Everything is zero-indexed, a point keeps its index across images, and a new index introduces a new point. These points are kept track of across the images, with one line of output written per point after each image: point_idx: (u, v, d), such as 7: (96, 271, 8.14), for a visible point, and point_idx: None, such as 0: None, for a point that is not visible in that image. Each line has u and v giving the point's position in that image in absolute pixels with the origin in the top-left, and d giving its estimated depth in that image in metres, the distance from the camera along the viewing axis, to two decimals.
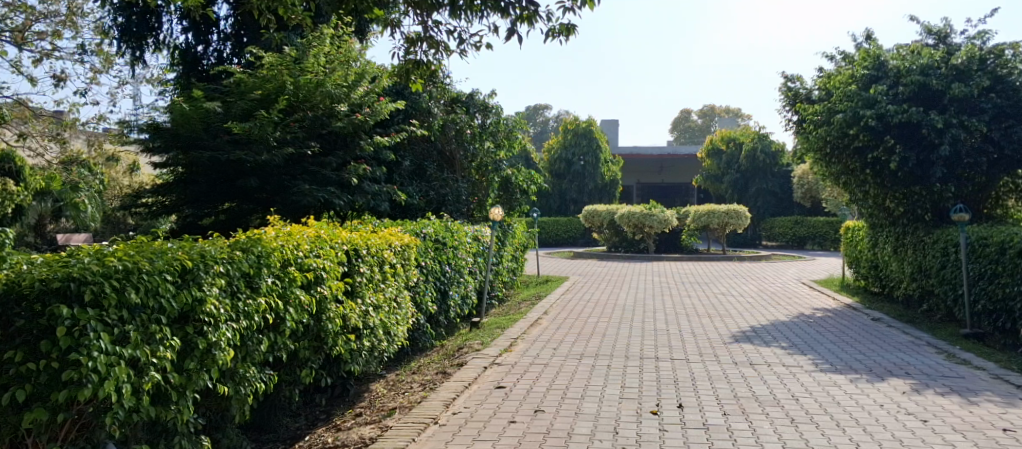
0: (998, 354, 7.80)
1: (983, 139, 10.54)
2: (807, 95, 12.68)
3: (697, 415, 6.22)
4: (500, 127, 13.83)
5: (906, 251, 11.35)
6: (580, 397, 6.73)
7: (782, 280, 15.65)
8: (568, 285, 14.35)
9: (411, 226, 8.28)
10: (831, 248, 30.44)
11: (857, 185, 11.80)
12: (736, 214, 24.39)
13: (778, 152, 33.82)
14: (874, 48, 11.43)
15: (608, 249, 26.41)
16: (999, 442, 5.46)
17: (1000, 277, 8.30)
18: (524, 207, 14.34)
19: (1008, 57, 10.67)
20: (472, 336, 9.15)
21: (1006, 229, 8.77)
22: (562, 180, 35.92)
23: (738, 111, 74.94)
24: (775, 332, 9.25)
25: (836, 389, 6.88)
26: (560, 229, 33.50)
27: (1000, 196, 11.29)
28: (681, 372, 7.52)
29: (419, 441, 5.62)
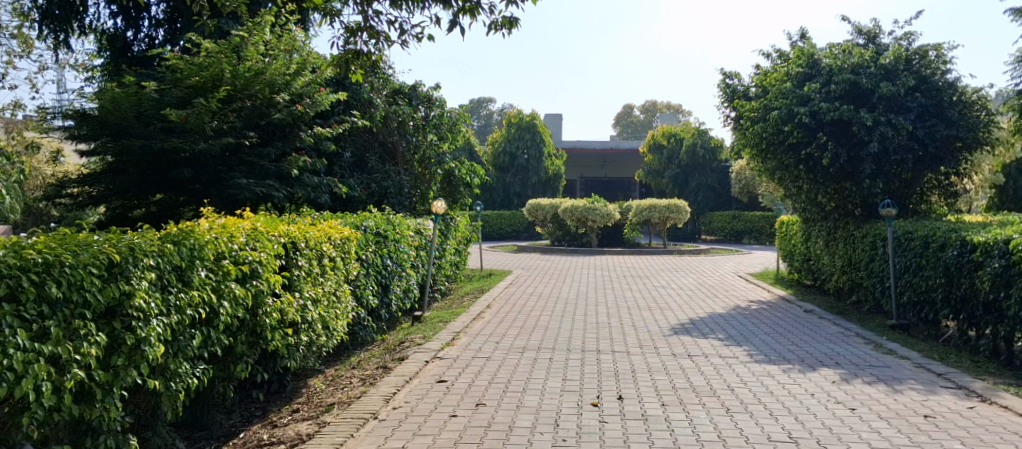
0: (921, 344, 8.14)
1: (909, 137, 10.95)
2: (744, 92, 12.94)
3: (636, 406, 6.31)
4: (444, 120, 13.73)
5: (836, 245, 11.69)
6: (522, 390, 6.76)
7: (719, 273, 15.96)
8: (511, 278, 14.37)
9: (352, 219, 8.18)
10: (766, 242, 31.36)
11: (791, 181, 12.04)
12: (676, 208, 24.85)
13: (717, 147, 34.57)
14: (807, 47, 11.71)
15: (551, 242, 26.47)
16: (921, 428, 5.69)
17: (924, 270, 8.66)
18: (467, 200, 14.30)
19: (932, 58, 11.22)
20: (413, 330, 9.09)
21: (930, 223, 9.12)
22: (505, 174, 35.98)
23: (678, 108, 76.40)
24: (713, 324, 9.43)
25: (769, 379, 7.07)
26: (504, 223, 33.57)
27: (924, 192, 11.75)
28: (621, 365, 7.61)
29: (358, 437, 5.55)
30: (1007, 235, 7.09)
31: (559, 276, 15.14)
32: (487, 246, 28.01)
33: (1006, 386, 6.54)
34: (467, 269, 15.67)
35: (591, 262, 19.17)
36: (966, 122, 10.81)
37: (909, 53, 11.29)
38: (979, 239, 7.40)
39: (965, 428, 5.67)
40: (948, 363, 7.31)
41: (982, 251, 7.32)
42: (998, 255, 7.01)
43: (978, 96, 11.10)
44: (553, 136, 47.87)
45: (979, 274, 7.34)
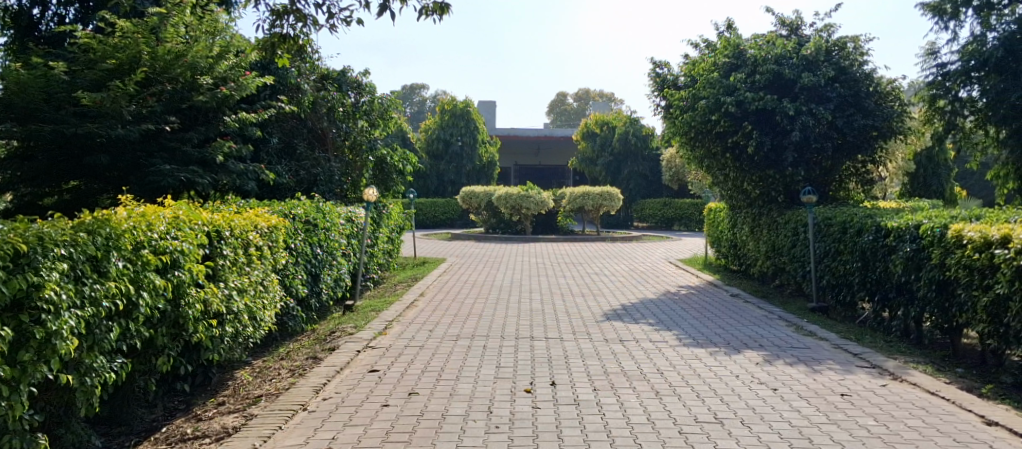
0: (838, 326, 8.48)
1: (829, 126, 11.36)
2: (673, 81, 13.15)
3: (568, 391, 6.38)
4: (374, 106, 13.51)
5: (760, 231, 12.04)
6: (455, 379, 6.75)
7: (650, 260, 16.28)
8: (445, 266, 14.31)
9: (280, 207, 8.00)
10: (696, 229, 32.14)
11: (718, 169, 12.34)
12: (609, 196, 25.21)
13: (649, 135, 35.20)
14: (734, 37, 11.96)
15: (485, 230, 26.47)
16: (838, 406, 5.92)
17: (842, 255, 9.01)
18: (400, 188, 14.14)
19: (850, 49, 11.65)
20: (344, 319, 8.96)
21: (848, 210, 9.47)
22: (439, 162, 35.77)
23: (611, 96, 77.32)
24: (644, 309, 9.62)
25: (696, 362, 7.24)
26: (437, 211, 33.50)
27: (843, 179, 12.20)
28: (554, 351, 7.67)
29: (286, 429, 5.44)
30: (917, 220, 7.52)
31: (493, 263, 15.18)
32: (423, 234, 27.81)
33: (916, 364, 6.88)
34: (399, 257, 15.54)
35: (524, 250, 19.27)
36: (880, 112, 11.31)
37: (829, 45, 11.70)
38: (892, 224, 7.79)
39: (878, 405, 5.94)
40: (863, 343, 7.63)
41: (895, 235, 7.72)
42: (910, 239, 7.45)
43: (891, 87, 11.64)
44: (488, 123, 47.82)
45: (893, 257, 7.72)
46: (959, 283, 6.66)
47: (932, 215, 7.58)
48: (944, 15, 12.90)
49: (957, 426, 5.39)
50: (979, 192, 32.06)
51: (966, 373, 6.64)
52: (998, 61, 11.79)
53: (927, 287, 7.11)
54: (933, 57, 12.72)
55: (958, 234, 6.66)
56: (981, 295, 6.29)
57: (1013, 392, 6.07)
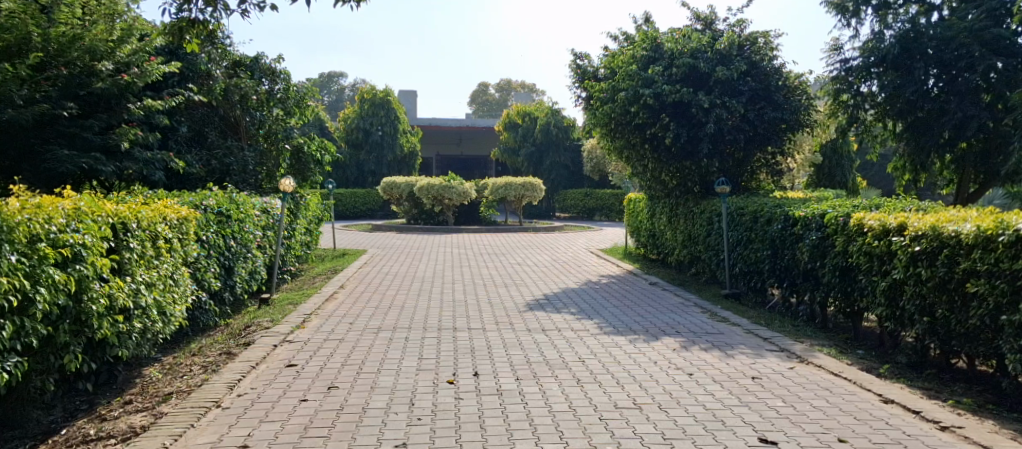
0: (750, 312, 8.81)
1: (741, 119, 11.76)
2: (594, 73, 13.29)
3: (491, 382, 6.38)
4: (290, 94, 13.12)
5: (678, 221, 12.35)
6: (376, 371, 6.65)
7: (572, 250, 16.49)
8: (366, 258, 14.10)
9: (191, 198, 7.69)
10: (616, 219, 32.77)
11: (637, 160, 12.58)
12: (531, 187, 25.49)
13: (570, 127, 35.64)
14: (651, 31, 12.17)
15: (407, 221, 26.20)
16: (749, 388, 6.15)
17: (753, 243, 9.36)
18: (318, 178, 13.83)
19: (761, 44, 12.08)
20: (260, 313, 8.70)
21: (759, 200, 9.82)
22: (359, 152, 35.20)
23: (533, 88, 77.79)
24: (565, 299, 9.73)
25: (617, 350, 7.37)
26: (358, 202, 33.15)
27: (754, 170, 12.66)
28: (477, 342, 7.66)
29: (199, 427, 5.24)
30: (822, 209, 7.86)
31: (414, 254, 15.07)
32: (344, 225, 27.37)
33: (821, 347, 7.20)
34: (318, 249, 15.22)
35: (447, 240, 19.19)
36: (789, 105, 11.80)
37: (741, 39, 12.10)
38: (800, 213, 8.12)
39: (785, 386, 6.19)
40: (773, 328, 7.94)
41: (802, 224, 8.06)
42: (816, 227, 7.79)
43: (799, 81, 12.15)
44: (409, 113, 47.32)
45: (800, 245, 8.07)
46: (860, 268, 7.02)
47: (836, 204, 7.95)
48: (845, 13, 13.49)
49: (858, 405, 5.68)
50: (879, 183, 33.82)
51: (866, 355, 7.00)
52: (895, 58, 12.60)
53: (831, 273, 7.46)
54: (838, 53, 13.32)
55: (859, 222, 7.01)
56: (880, 280, 6.66)
57: (907, 371, 6.45)
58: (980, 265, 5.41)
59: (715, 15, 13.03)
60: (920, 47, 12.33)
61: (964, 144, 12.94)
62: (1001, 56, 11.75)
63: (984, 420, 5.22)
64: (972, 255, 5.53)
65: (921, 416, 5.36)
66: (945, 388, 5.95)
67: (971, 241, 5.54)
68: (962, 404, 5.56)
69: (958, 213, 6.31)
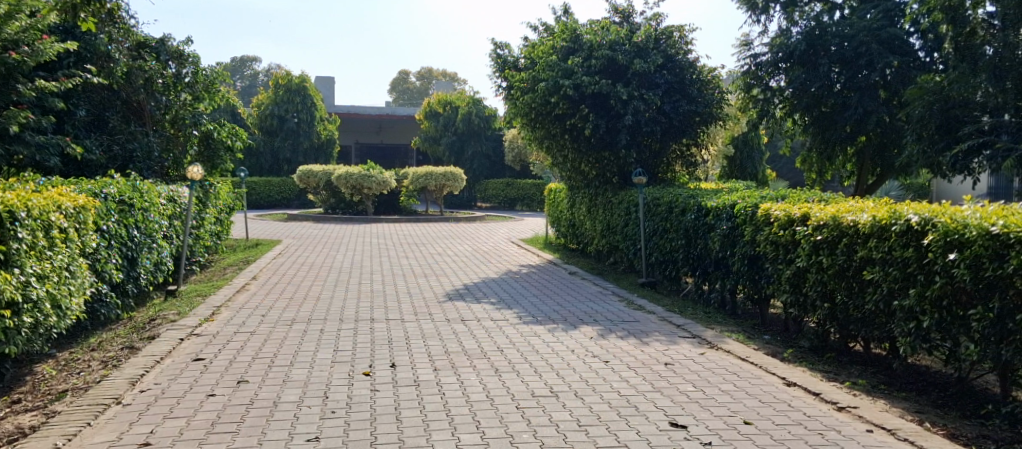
0: (664, 300, 9.03)
1: (658, 112, 12.04)
2: (514, 63, 13.30)
3: (408, 373, 6.32)
4: (199, 78, 12.66)
5: (597, 211, 12.53)
6: (289, 364, 6.49)
7: (493, 240, 16.52)
8: (281, 248, 13.74)
9: (90, 186, 7.29)
10: (537, 209, 33.28)
11: (557, 151, 12.70)
12: (452, 176, 25.53)
13: (491, 116, 35.72)
14: (571, 22, 12.25)
15: (324, 210, 25.74)
16: (661, 374, 6.30)
17: (668, 233, 9.59)
18: (229, 166, 13.36)
19: (676, 39, 12.35)
20: (167, 306, 8.37)
21: (674, 191, 10.06)
22: (274, 138, 34.29)
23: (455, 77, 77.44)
24: (485, 289, 9.74)
25: (535, 339, 7.42)
26: (273, 191, 32.46)
27: (671, 162, 12.95)
28: (395, 332, 7.56)
29: (95, 425, 4.98)
30: (732, 200, 8.12)
31: (332, 244, 14.81)
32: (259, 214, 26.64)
33: (730, 334, 7.44)
34: (229, 239, 14.75)
35: (367, 230, 18.93)
36: (702, 98, 12.21)
37: (657, 33, 12.31)
38: (712, 203, 8.36)
39: (695, 372, 6.36)
40: (686, 315, 8.17)
41: (714, 214, 8.30)
42: (726, 217, 8.04)
43: (712, 75, 12.52)
44: (328, 100, 46.30)
45: (711, 235, 8.32)
46: (766, 257, 7.29)
47: (744, 195, 8.23)
48: (756, 9, 14.46)
49: (763, 388, 5.89)
50: (787, 175, 35.21)
51: (771, 340, 7.27)
52: (801, 54, 13.20)
53: (741, 261, 7.71)
54: (747, 49, 13.78)
55: (766, 212, 7.27)
56: (785, 268, 6.94)
57: (809, 354, 6.74)
58: (875, 253, 5.69)
59: (632, 8, 13.23)
60: (824, 44, 12.97)
61: (863, 137, 13.67)
62: (895, 55, 12.58)
63: (876, 400, 5.51)
64: (869, 244, 5.80)
65: (820, 398, 5.60)
66: (842, 370, 6.25)
67: (867, 231, 5.82)
68: (857, 385, 5.86)
69: (856, 204, 6.62)
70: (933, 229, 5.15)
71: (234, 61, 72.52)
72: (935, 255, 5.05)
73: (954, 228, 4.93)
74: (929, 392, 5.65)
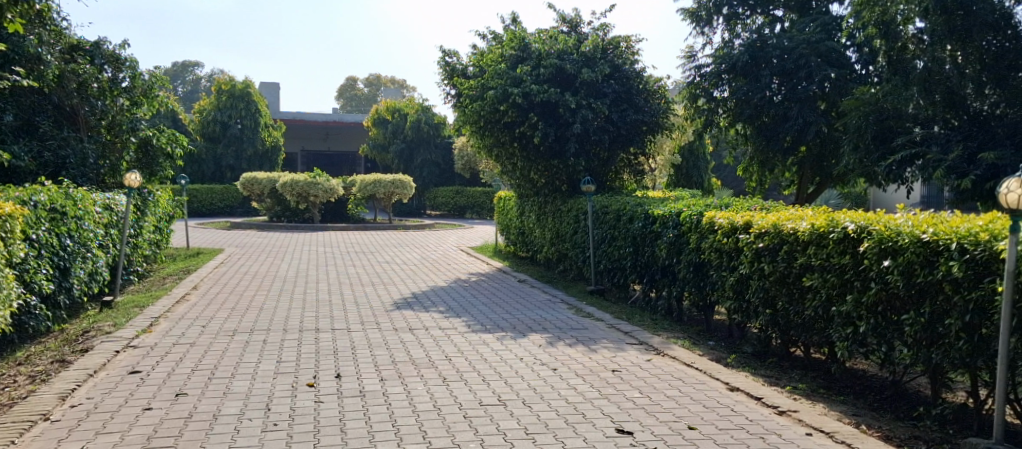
0: (613, 307, 9.11)
1: (606, 121, 12.18)
2: (463, 71, 13.31)
3: (354, 383, 6.22)
4: (137, 84, 12.23)
5: (546, 219, 12.59)
6: (230, 376, 6.32)
7: (442, 248, 16.44)
8: (224, 257, 13.43)
9: (19, 193, 6.96)
10: (487, 217, 33.28)
11: (506, 159, 12.74)
12: (402, 184, 25.22)
13: (440, 124, 35.63)
14: (519, 31, 12.32)
15: (269, 219, 25.36)
16: (608, 381, 6.34)
17: (616, 240, 9.68)
18: (169, 173, 12.95)
19: (623, 49, 12.55)
20: (102, 317, 8.09)
21: (622, 199, 10.17)
22: (216, 145, 33.64)
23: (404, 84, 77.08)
24: (433, 297, 9.67)
25: (483, 347, 7.40)
26: (215, 199, 31.87)
27: (619, 170, 13.09)
28: (341, 342, 7.44)
29: (21, 444, 4.75)
30: (678, 208, 8.26)
31: (277, 253, 14.53)
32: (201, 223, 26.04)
33: (676, 340, 7.54)
34: (169, 248, 14.36)
35: (314, 238, 18.64)
36: (648, 108, 12.41)
37: (605, 43, 12.54)
38: (659, 211, 8.49)
39: (643, 378, 6.42)
40: (633, 322, 8.25)
41: (660, 222, 8.42)
42: (672, 225, 8.16)
43: (658, 85, 12.75)
44: (274, 106, 45.55)
45: (658, 243, 8.43)
46: (711, 264, 7.42)
47: (690, 204, 8.36)
48: (700, 21, 14.88)
49: (707, 393, 5.98)
50: (732, 184, 35.95)
51: (716, 345, 7.40)
52: (743, 66, 13.63)
53: (687, 268, 7.83)
54: (691, 60, 14.08)
55: (711, 220, 7.40)
56: (728, 274, 7.08)
57: (752, 359, 6.88)
58: (814, 260, 5.83)
59: (580, 17, 13.38)
60: (766, 56, 13.38)
61: (803, 147, 14.08)
62: (833, 67, 13.02)
63: (815, 403, 5.64)
64: (808, 251, 5.95)
65: (762, 402, 5.71)
66: (784, 375, 6.39)
67: (807, 238, 5.96)
68: (797, 389, 5.99)
69: (795, 212, 6.79)
70: (868, 236, 5.29)
71: (175, 66, 70.84)
72: (871, 262, 5.19)
73: (887, 236, 5.08)
74: (866, 395, 5.82)
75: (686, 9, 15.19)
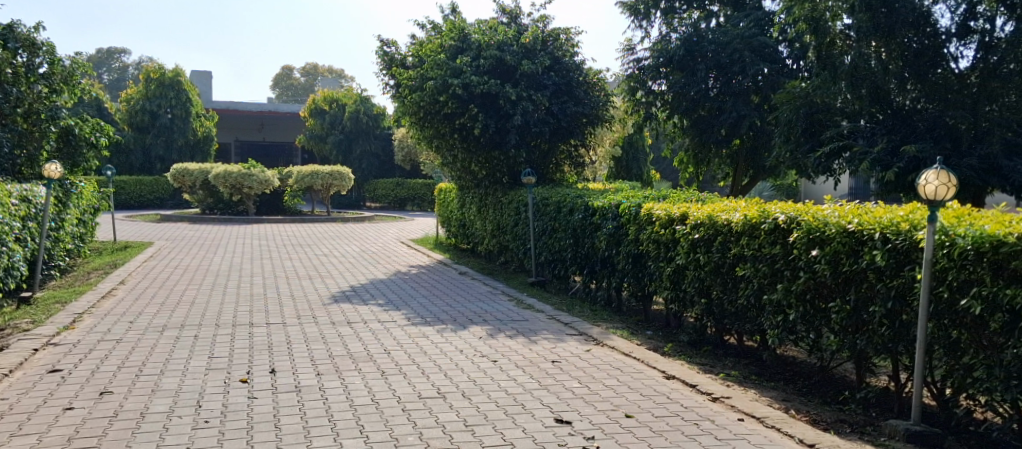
0: (553, 298, 9.18)
1: (547, 112, 12.23)
2: (401, 61, 13.16)
3: (289, 378, 6.09)
4: (56, 69, 11.74)
5: (487, 211, 12.58)
6: (158, 373, 6.11)
7: (382, 240, 16.27)
8: (154, 251, 12.98)
9: None
10: (428, 209, 33.19)
11: (447, 150, 12.65)
12: (340, 175, 24.96)
13: (380, 115, 35.21)
14: (458, 21, 12.23)
15: (201, 211, 24.65)
16: (547, 372, 6.37)
17: (556, 232, 9.73)
18: (93, 163, 12.49)
19: (562, 41, 12.61)
20: (19, 314, 7.70)
21: (561, 191, 10.23)
22: (145, 135, 32.56)
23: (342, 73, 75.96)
24: (372, 290, 9.56)
25: (423, 340, 7.34)
26: (145, 190, 30.85)
27: (559, 163, 13.15)
28: (277, 337, 7.28)
29: None
30: (617, 200, 8.34)
31: (211, 246, 14.14)
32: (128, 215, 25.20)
33: (615, 330, 7.63)
34: (94, 243, 13.80)
35: (250, 231, 18.21)
36: (588, 100, 12.52)
37: (544, 35, 12.56)
38: (598, 203, 8.56)
39: (582, 368, 6.47)
40: (573, 313, 8.32)
41: (600, 214, 8.50)
42: (612, 217, 8.24)
43: (597, 78, 12.86)
44: (207, 95, 44.26)
45: (598, 234, 8.51)
46: (649, 255, 7.52)
47: (629, 195, 8.46)
48: (638, 15, 15.06)
49: (644, 382, 6.06)
50: (669, 176, 36.66)
51: (653, 335, 7.52)
52: (680, 59, 13.87)
53: (626, 259, 7.93)
54: (630, 53, 14.22)
55: (649, 212, 7.50)
56: (666, 265, 7.19)
57: (688, 348, 7.02)
58: (747, 251, 5.95)
59: (520, 9, 13.36)
60: (701, 50, 13.65)
61: (737, 140, 14.42)
62: (766, 62, 13.36)
63: (747, 389, 5.79)
64: (741, 241, 6.07)
65: (697, 389, 5.82)
66: (718, 363, 6.53)
67: (740, 229, 6.08)
68: (730, 376, 6.13)
69: (730, 203, 6.92)
70: (798, 227, 5.43)
71: (100, 52, 68.06)
72: (800, 252, 5.33)
73: (816, 226, 5.21)
74: (795, 381, 6.00)
75: (624, 3, 15.40)
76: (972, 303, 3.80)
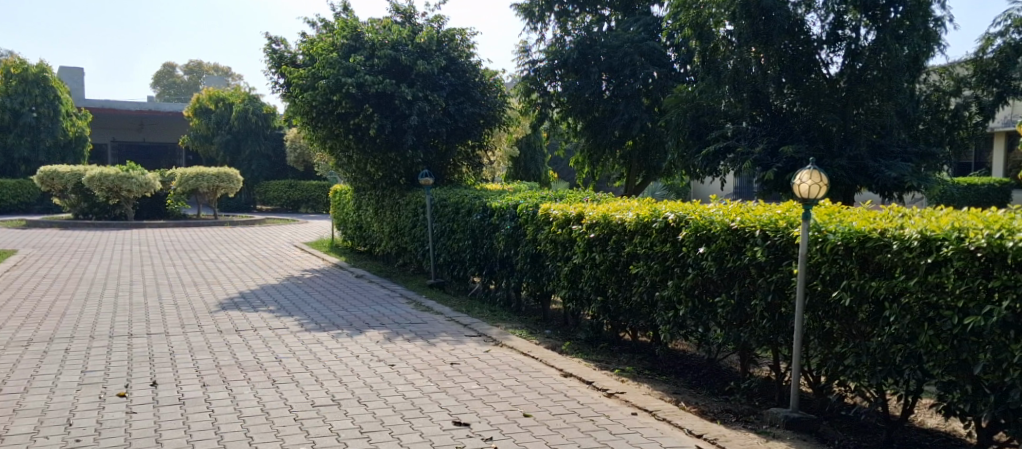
0: (451, 300, 9.13)
1: (443, 113, 12.18)
2: (291, 59, 12.78)
3: (171, 391, 5.75)
4: None
5: (384, 213, 12.38)
6: (22, 391, 5.62)
7: (274, 244, 15.72)
8: (19, 260, 11.98)
9: None
10: (322, 211, 32.69)
11: (341, 151, 12.36)
12: (227, 177, 23.89)
13: (270, 114, 34.00)
14: (350, 19, 11.98)
15: (74, 215, 23.02)
16: (446, 374, 6.32)
17: (454, 233, 9.70)
18: None
19: (458, 41, 12.59)
20: None
21: (458, 192, 10.22)
22: (7, 135, 30.13)
23: (230, 72, 73.01)
24: (263, 296, 9.20)
25: (317, 346, 7.12)
26: (8, 194, 28.49)
27: (457, 164, 13.11)
28: (158, 348, 6.87)
29: None
30: (515, 201, 8.40)
31: (85, 253, 13.19)
32: None
33: (514, 330, 7.67)
34: None
35: (130, 237, 17.17)
36: (485, 101, 12.56)
37: (440, 35, 12.49)
38: (496, 204, 8.58)
39: (481, 369, 6.46)
40: (472, 314, 8.30)
41: (498, 214, 8.52)
42: (510, 217, 8.28)
43: (494, 79, 12.92)
44: (79, 93, 41.43)
45: (496, 235, 8.53)
46: (547, 254, 7.60)
47: (526, 196, 8.53)
48: (533, 17, 15.31)
49: (542, 381, 6.11)
50: (566, 175, 37.39)
51: (551, 334, 7.60)
52: (575, 62, 14.16)
53: (524, 259, 7.98)
54: (526, 55, 14.38)
55: (546, 212, 7.57)
56: (563, 264, 7.28)
57: (585, 346, 7.13)
58: (640, 249, 6.10)
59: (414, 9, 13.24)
60: (594, 53, 13.97)
61: (630, 141, 14.85)
62: (655, 66, 13.80)
63: (641, 384, 5.94)
64: (634, 240, 6.21)
65: (593, 386, 5.92)
66: (613, 359, 6.68)
67: (632, 228, 6.21)
68: (625, 371, 6.28)
69: (624, 203, 7.08)
70: (686, 225, 5.61)
71: None
72: (688, 249, 5.50)
73: (702, 224, 5.40)
74: (685, 374, 6.22)
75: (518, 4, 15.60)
76: (842, 295, 4.05)
